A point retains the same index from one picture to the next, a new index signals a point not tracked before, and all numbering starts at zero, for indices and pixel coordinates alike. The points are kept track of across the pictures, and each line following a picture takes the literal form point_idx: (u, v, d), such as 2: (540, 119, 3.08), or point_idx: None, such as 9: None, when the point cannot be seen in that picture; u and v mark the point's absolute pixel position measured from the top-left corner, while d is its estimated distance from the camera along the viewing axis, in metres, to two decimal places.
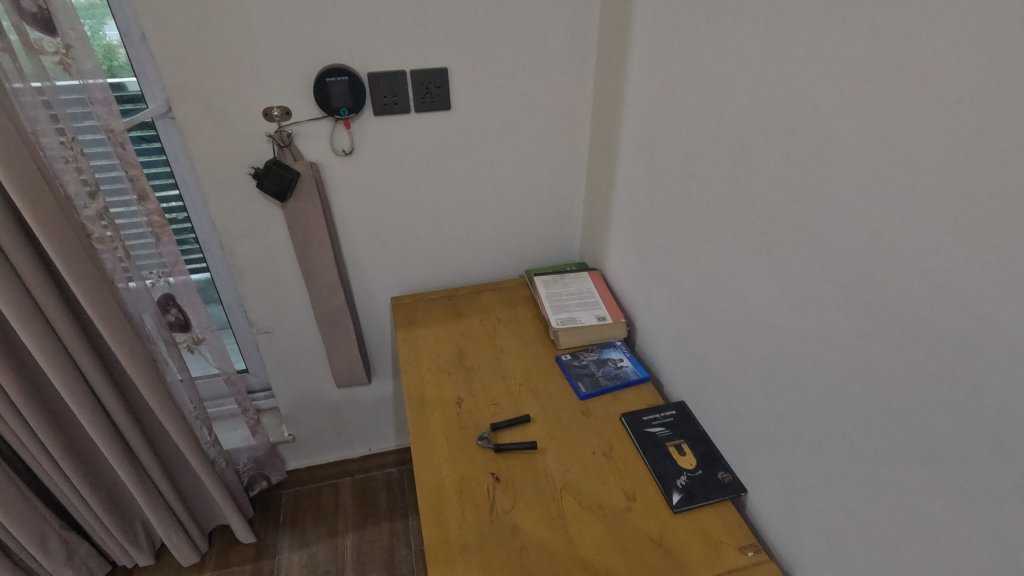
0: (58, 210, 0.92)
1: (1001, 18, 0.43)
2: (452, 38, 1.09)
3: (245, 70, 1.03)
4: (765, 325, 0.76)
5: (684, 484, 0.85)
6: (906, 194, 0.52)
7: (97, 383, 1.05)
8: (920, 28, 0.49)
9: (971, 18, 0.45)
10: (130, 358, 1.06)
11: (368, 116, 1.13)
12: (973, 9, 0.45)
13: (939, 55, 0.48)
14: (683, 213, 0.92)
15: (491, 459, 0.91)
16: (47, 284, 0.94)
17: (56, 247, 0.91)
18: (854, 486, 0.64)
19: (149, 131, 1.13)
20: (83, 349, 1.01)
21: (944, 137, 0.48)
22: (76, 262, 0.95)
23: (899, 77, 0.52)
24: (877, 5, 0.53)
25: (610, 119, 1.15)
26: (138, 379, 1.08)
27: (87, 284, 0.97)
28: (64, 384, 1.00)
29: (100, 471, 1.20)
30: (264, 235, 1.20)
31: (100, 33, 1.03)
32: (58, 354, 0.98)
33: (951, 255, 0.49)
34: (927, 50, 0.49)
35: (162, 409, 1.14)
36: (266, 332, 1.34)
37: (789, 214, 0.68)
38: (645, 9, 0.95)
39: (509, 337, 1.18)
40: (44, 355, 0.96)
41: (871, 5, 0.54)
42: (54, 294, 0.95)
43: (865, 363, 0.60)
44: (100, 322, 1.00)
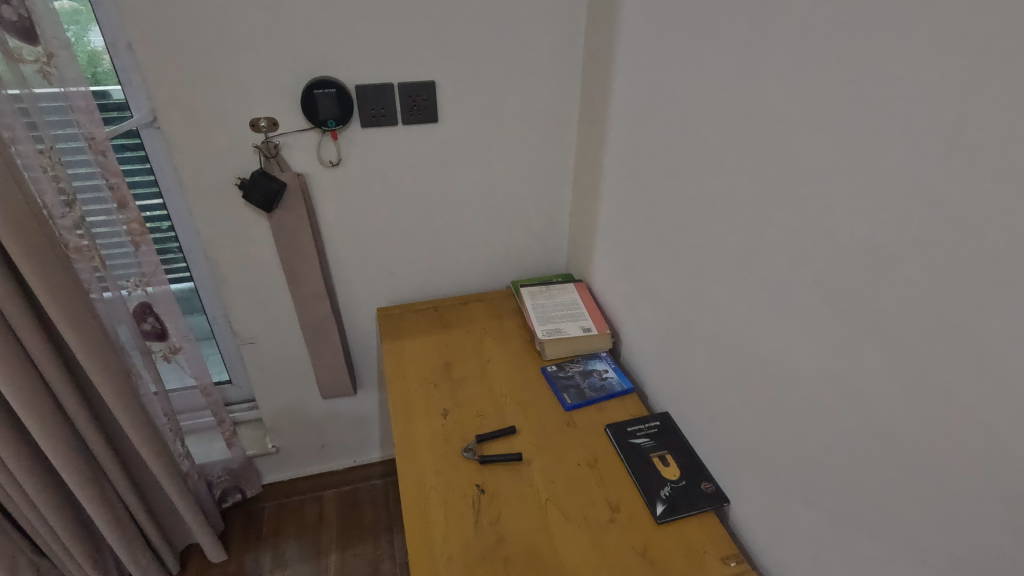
0: (31, 222, 0.91)
1: (967, 44, 0.45)
2: (441, 52, 1.10)
3: (233, 80, 1.03)
4: (746, 337, 0.77)
5: (668, 495, 0.85)
6: (882, 210, 0.54)
7: (67, 398, 1.03)
8: (896, 47, 0.51)
9: (938, 42, 0.47)
10: (104, 369, 1.04)
11: (356, 128, 1.13)
12: (940, 34, 0.47)
13: (914, 74, 0.50)
14: (666, 225, 0.93)
15: (476, 470, 0.91)
16: (18, 299, 0.92)
17: (31, 257, 0.89)
18: (832, 498, 0.66)
19: (133, 139, 1.12)
20: (53, 364, 0.99)
21: (919, 155, 0.50)
22: (53, 271, 0.94)
23: (873, 96, 0.54)
24: (852, 27, 0.55)
25: (596, 133, 1.17)
26: (110, 394, 1.06)
27: (60, 298, 0.95)
28: (33, 401, 0.97)
29: (70, 489, 1.16)
30: (250, 246, 1.20)
31: (86, 39, 1.02)
32: (26, 371, 0.96)
33: (926, 269, 0.51)
34: (900, 72, 0.51)
35: (133, 425, 1.12)
36: (250, 343, 1.33)
37: (769, 228, 0.70)
38: (629, 25, 0.97)
39: (496, 348, 1.18)
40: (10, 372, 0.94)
41: (845, 27, 0.56)
42: (26, 308, 0.93)
43: (843, 372, 0.61)
44: (70, 333, 0.97)
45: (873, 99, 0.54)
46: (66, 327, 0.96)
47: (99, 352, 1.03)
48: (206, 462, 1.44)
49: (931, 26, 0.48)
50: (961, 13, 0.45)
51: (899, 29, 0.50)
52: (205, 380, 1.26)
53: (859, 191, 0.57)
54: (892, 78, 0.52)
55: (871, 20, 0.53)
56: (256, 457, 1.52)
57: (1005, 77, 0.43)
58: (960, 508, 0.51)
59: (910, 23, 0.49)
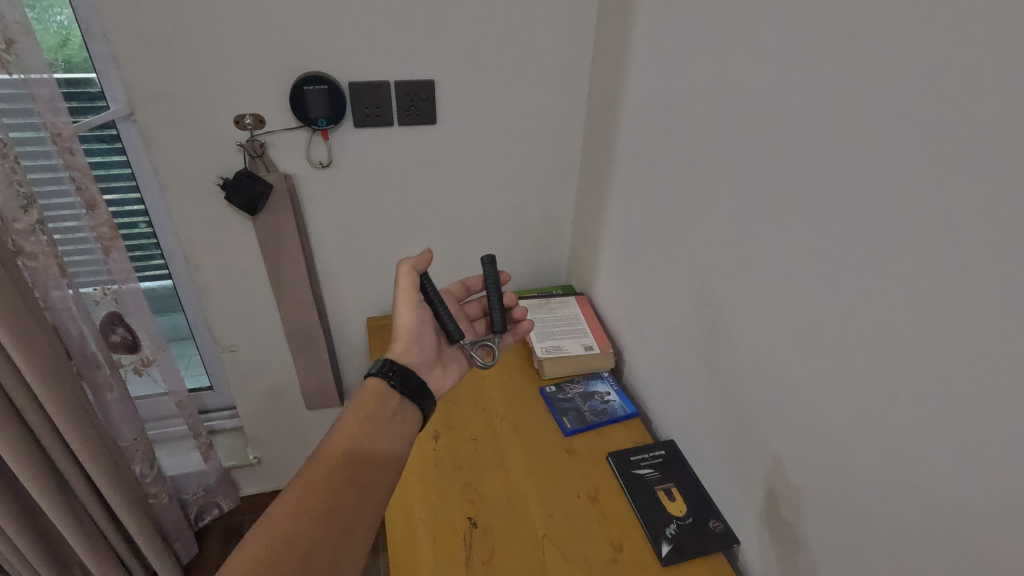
0: None
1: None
2: (440, 49, 1.03)
3: (215, 73, 0.97)
4: (761, 369, 0.71)
5: (674, 534, 0.79)
6: (915, 247, 0.48)
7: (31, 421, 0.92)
8: (954, 46, 0.44)
9: (992, 60, 0.41)
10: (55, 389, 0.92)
11: (348, 128, 1.06)
12: (998, 47, 0.41)
13: (989, 81, 0.42)
14: (676, 242, 0.87)
15: (469, 502, 0.84)
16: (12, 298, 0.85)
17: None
18: (848, 549, 0.60)
19: (109, 131, 1.05)
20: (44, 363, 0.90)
21: (966, 185, 0.44)
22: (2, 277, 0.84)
23: (912, 119, 0.47)
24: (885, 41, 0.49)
25: (603, 139, 1.10)
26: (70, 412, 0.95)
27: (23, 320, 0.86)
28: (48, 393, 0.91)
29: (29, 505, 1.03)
30: (232, 249, 1.13)
31: (54, 18, 0.94)
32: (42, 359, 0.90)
33: (974, 316, 0.45)
34: (950, 90, 0.44)
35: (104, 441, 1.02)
36: (231, 351, 1.26)
37: (789, 253, 0.63)
38: (641, 24, 0.91)
39: (492, 364, 1.12)
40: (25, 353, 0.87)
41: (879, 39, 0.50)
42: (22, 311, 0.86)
43: (879, 423, 0.54)
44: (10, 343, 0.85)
45: (920, 116, 0.47)
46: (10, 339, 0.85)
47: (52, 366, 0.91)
48: (178, 477, 1.37)
49: (1005, 27, 0.40)
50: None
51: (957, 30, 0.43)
52: (180, 392, 1.20)
53: (905, 221, 0.49)
54: (956, 90, 0.44)
55: (928, 19, 0.45)
56: (234, 469, 1.44)
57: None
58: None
59: (954, 38, 0.44)
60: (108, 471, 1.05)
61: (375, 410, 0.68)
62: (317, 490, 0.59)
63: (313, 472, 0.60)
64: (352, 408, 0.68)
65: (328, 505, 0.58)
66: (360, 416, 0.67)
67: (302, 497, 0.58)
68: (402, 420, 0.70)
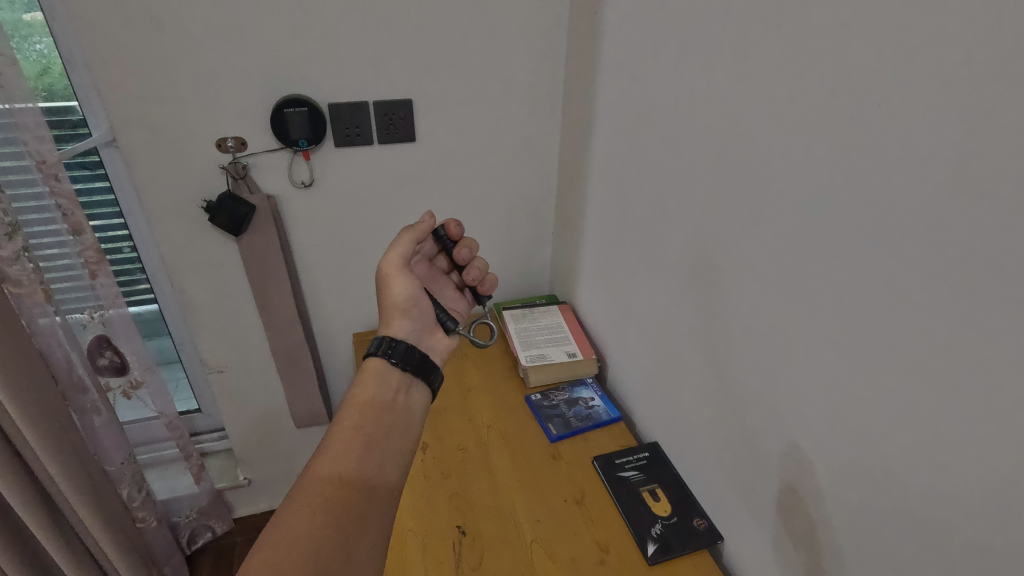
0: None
1: (955, 71, 0.42)
2: (416, 69, 1.07)
3: (198, 99, 0.99)
4: (734, 366, 0.73)
5: (659, 534, 0.81)
6: (867, 244, 0.51)
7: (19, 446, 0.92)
8: (887, 56, 0.47)
9: (921, 68, 0.45)
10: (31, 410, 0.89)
11: (329, 148, 1.09)
12: (924, 58, 0.44)
13: (919, 87, 0.45)
14: (652, 247, 0.90)
15: (458, 510, 0.86)
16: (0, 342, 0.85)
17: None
18: (825, 536, 0.62)
19: (92, 158, 1.06)
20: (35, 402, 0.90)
21: (906, 186, 0.47)
22: None
23: (858, 126, 0.51)
24: (828, 52, 0.53)
25: (578, 151, 1.13)
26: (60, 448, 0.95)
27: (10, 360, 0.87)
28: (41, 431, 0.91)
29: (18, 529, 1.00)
30: (218, 270, 1.15)
31: (32, 47, 0.96)
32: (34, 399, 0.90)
33: (925, 307, 0.47)
34: (885, 100, 0.48)
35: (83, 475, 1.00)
36: (218, 372, 1.27)
37: (757, 254, 0.66)
38: (611, 40, 0.94)
39: (478, 375, 1.13)
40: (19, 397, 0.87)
41: (824, 48, 0.53)
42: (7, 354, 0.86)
43: (844, 414, 0.57)
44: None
45: (864, 121, 0.50)
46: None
47: (30, 389, 0.90)
48: (171, 500, 1.37)
49: (931, 36, 0.44)
50: (969, 22, 0.41)
51: (888, 42, 0.47)
52: (169, 413, 1.20)
53: (856, 219, 0.52)
54: (891, 96, 0.47)
55: (864, 31, 0.49)
56: (226, 491, 1.44)
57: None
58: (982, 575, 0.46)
59: (888, 46, 0.47)
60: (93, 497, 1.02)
61: (373, 407, 0.65)
62: (318, 500, 0.55)
63: (311, 480, 0.57)
64: (348, 406, 0.65)
65: (331, 513, 0.55)
66: (356, 414, 0.64)
67: (302, 509, 0.55)
68: (402, 411, 0.67)
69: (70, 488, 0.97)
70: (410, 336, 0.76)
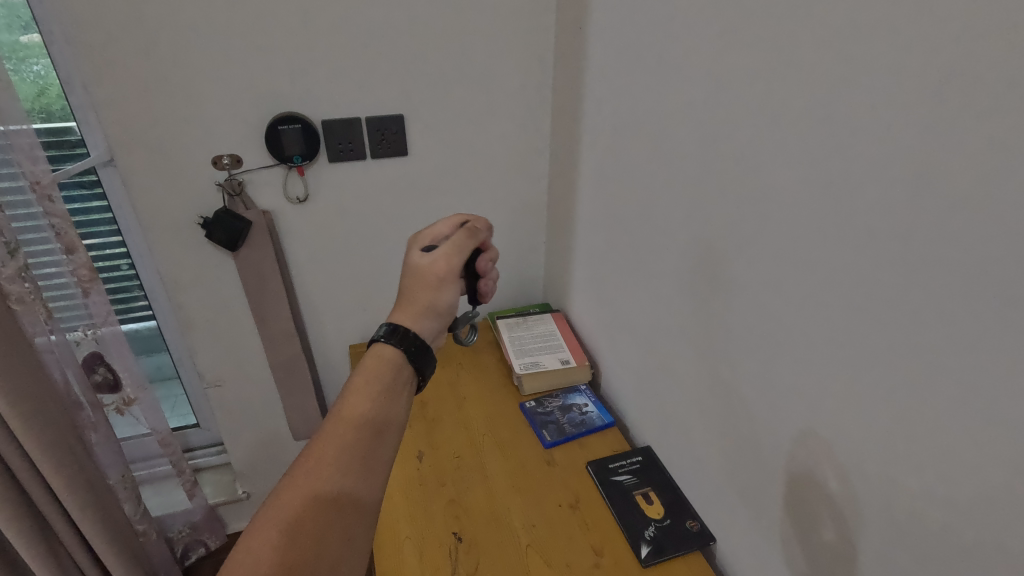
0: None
1: (909, 79, 0.44)
2: (407, 85, 1.09)
3: (193, 118, 1.02)
4: (722, 369, 0.75)
5: (652, 536, 0.82)
6: (838, 247, 0.54)
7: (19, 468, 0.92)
8: (850, 68, 0.49)
9: (880, 78, 0.47)
10: (35, 427, 0.90)
11: (323, 163, 1.11)
12: (882, 69, 0.47)
13: (878, 97, 0.47)
14: (641, 254, 0.92)
15: (454, 517, 0.87)
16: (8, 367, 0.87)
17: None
18: (813, 534, 0.63)
19: (89, 177, 1.08)
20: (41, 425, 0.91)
21: (872, 192, 0.49)
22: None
23: (826, 135, 0.53)
24: (797, 64, 0.55)
25: (568, 162, 1.16)
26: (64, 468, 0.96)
27: (17, 383, 0.88)
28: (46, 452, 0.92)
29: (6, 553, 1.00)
30: (214, 285, 1.16)
31: (30, 68, 0.97)
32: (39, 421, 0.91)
33: (893, 309, 0.49)
34: (848, 110, 0.50)
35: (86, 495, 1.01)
36: (216, 386, 1.28)
37: (740, 259, 0.68)
38: (596, 53, 0.97)
39: (473, 384, 1.15)
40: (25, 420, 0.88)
41: (793, 60, 0.56)
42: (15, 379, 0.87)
43: (824, 413, 0.59)
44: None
45: (832, 129, 0.52)
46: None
47: (35, 412, 0.90)
48: (164, 516, 1.36)
49: (887, 49, 0.46)
50: (918, 35, 0.43)
51: (850, 53, 0.49)
52: (162, 431, 1.20)
53: (828, 224, 0.54)
54: (855, 105, 0.49)
55: (829, 45, 0.51)
56: (221, 506, 1.43)
57: (972, 99, 0.40)
58: (959, 567, 0.47)
59: (851, 58, 0.49)
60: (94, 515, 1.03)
61: (359, 427, 0.53)
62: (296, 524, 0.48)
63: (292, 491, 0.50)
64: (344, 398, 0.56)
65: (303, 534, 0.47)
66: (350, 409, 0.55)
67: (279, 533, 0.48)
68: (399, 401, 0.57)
69: (77, 507, 0.99)
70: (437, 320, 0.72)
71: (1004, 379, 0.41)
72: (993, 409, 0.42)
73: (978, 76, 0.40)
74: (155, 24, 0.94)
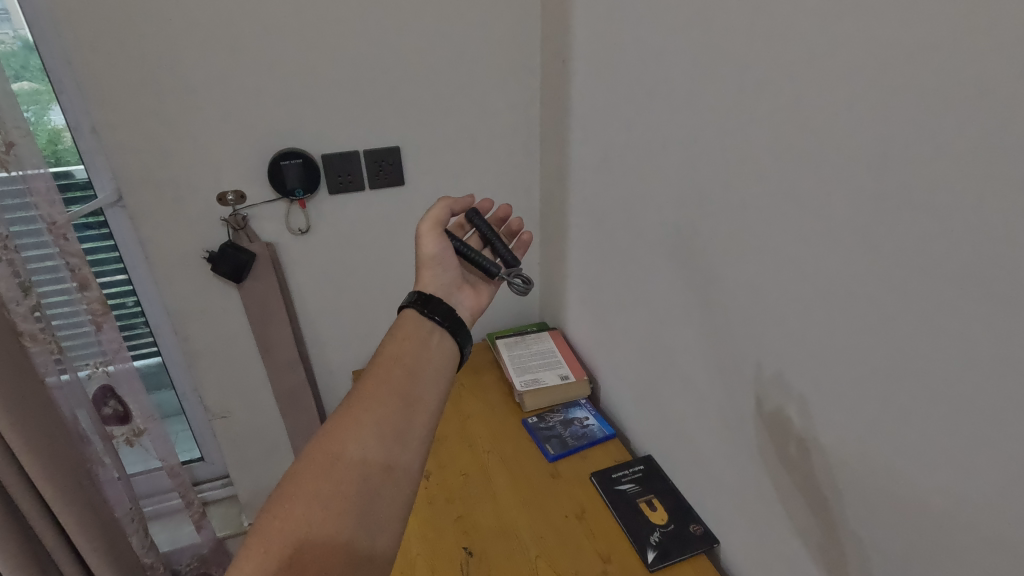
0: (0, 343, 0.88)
1: (862, 99, 0.49)
2: (402, 118, 1.15)
3: (199, 157, 1.06)
4: (715, 374, 0.79)
5: (658, 541, 0.85)
6: (813, 252, 0.58)
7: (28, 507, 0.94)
8: (811, 88, 0.55)
9: (835, 97, 0.52)
10: (42, 465, 0.92)
11: (323, 195, 1.16)
12: (837, 90, 0.52)
13: (837, 115, 0.52)
14: (633, 269, 0.96)
15: (463, 532, 0.89)
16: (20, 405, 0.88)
17: None
18: (811, 525, 0.66)
19: (97, 218, 1.12)
20: (48, 461, 0.92)
21: (839, 200, 0.54)
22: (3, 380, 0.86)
23: (794, 150, 0.58)
24: (766, 87, 0.60)
25: (558, 185, 1.21)
26: (66, 505, 0.96)
27: (28, 420, 0.89)
28: (50, 488, 0.93)
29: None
30: (220, 317, 1.19)
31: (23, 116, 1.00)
32: (46, 458, 0.92)
33: (867, 306, 0.53)
34: (810, 128, 0.55)
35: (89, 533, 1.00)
36: (222, 417, 1.30)
37: (725, 268, 0.72)
38: (579, 82, 1.03)
39: (475, 403, 1.17)
40: (32, 457, 0.90)
41: (762, 83, 0.61)
42: (25, 416, 0.89)
43: (811, 408, 0.62)
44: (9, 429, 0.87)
45: (799, 145, 0.57)
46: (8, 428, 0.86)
47: (43, 448, 0.92)
48: (173, 550, 1.36)
49: (840, 72, 0.51)
50: (867, 60, 0.48)
51: (810, 75, 0.54)
52: (171, 461, 1.21)
53: (802, 232, 0.59)
54: (819, 121, 0.54)
55: (792, 68, 0.57)
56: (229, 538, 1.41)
57: (917, 114, 0.45)
58: (946, 546, 0.50)
59: (811, 80, 0.55)
60: (99, 551, 1.03)
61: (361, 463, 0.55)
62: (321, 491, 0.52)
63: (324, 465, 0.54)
64: (379, 365, 0.62)
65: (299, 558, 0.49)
66: (385, 374, 0.60)
67: (298, 497, 0.51)
68: (433, 373, 0.63)
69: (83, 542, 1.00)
70: (440, 288, 0.75)
71: (969, 363, 0.45)
72: (960, 396, 0.46)
73: (921, 92, 0.45)
74: (161, 71, 0.99)
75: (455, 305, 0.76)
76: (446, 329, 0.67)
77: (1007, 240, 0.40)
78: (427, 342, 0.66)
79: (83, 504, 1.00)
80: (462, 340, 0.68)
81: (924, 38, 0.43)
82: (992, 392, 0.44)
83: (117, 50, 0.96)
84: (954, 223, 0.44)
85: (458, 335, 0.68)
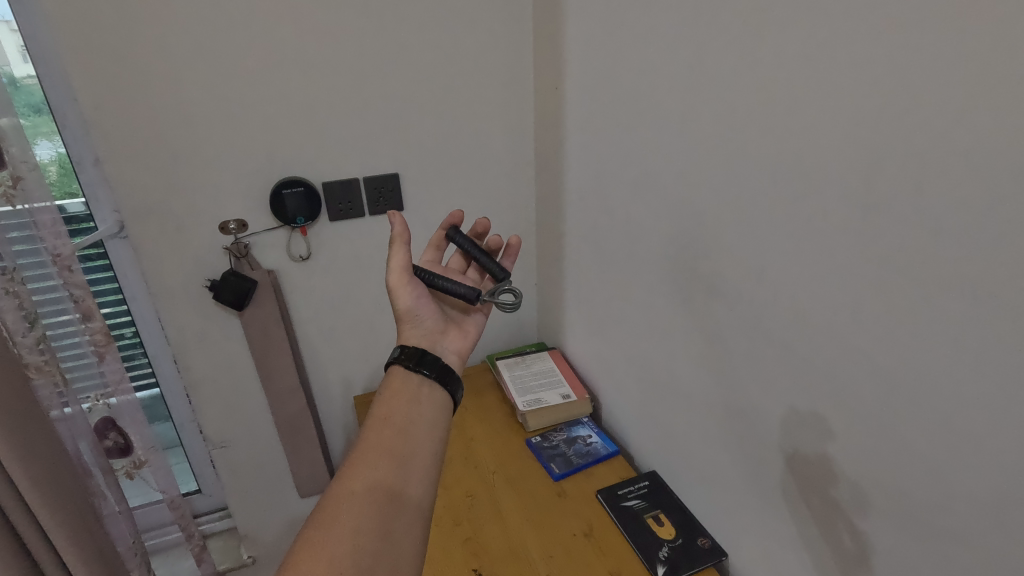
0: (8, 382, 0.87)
1: (858, 115, 0.52)
2: (401, 146, 1.18)
3: (202, 188, 1.08)
4: (716, 386, 0.80)
5: (667, 556, 0.85)
6: (811, 264, 0.61)
7: (32, 541, 0.91)
8: (802, 110, 0.58)
9: (827, 116, 0.55)
10: (51, 503, 0.90)
11: (324, 222, 1.18)
12: (828, 110, 0.55)
13: (830, 134, 0.55)
14: (629, 286, 0.99)
15: (472, 553, 0.89)
16: (26, 443, 0.87)
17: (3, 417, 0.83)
18: (818, 531, 0.68)
19: (96, 249, 1.12)
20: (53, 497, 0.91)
21: (833, 213, 0.57)
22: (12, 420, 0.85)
23: (788, 168, 0.61)
24: (758, 109, 0.64)
25: (554, 206, 1.23)
26: (76, 542, 0.95)
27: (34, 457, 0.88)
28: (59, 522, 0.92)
29: None
30: (221, 345, 1.20)
31: None
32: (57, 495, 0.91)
33: (866, 315, 0.56)
34: (808, 145, 0.58)
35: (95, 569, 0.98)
36: (221, 447, 1.29)
37: (724, 282, 0.74)
38: (574, 108, 1.07)
39: (477, 425, 1.17)
40: (42, 494, 0.89)
41: (754, 107, 0.64)
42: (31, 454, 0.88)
43: (816, 415, 0.64)
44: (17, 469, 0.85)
45: (794, 162, 0.60)
46: (13, 465, 0.85)
47: (52, 485, 0.91)
48: None
49: (833, 95, 0.54)
50: (856, 81, 0.52)
51: (800, 96, 0.58)
52: (172, 492, 1.21)
53: (799, 246, 0.62)
54: (812, 141, 0.57)
55: (782, 91, 0.60)
56: (230, 571, 1.41)
57: (909, 125, 0.48)
58: (956, 545, 0.52)
59: (801, 100, 0.58)
60: None
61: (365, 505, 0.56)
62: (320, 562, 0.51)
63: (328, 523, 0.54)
64: (369, 430, 0.64)
65: None
66: (378, 438, 0.62)
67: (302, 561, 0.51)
68: (427, 428, 0.65)
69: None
70: (422, 339, 0.77)
71: (969, 366, 0.47)
72: (961, 394, 0.48)
73: (909, 111, 0.48)
74: (166, 104, 1.01)
75: (442, 353, 0.77)
76: (435, 380, 0.70)
77: (1001, 239, 0.43)
78: (418, 399, 0.68)
79: (88, 541, 0.98)
80: (452, 388, 0.71)
81: (912, 59, 0.47)
82: (990, 393, 0.46)
83: (121, 85, 0.98)
84: (946, 227, 0.47)
85: (448, 384, 0.71)
